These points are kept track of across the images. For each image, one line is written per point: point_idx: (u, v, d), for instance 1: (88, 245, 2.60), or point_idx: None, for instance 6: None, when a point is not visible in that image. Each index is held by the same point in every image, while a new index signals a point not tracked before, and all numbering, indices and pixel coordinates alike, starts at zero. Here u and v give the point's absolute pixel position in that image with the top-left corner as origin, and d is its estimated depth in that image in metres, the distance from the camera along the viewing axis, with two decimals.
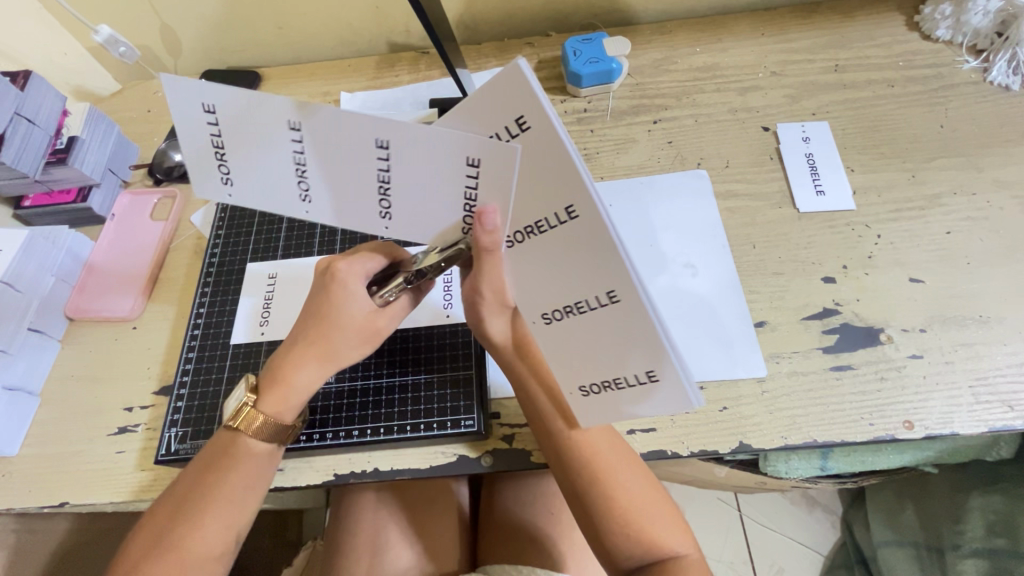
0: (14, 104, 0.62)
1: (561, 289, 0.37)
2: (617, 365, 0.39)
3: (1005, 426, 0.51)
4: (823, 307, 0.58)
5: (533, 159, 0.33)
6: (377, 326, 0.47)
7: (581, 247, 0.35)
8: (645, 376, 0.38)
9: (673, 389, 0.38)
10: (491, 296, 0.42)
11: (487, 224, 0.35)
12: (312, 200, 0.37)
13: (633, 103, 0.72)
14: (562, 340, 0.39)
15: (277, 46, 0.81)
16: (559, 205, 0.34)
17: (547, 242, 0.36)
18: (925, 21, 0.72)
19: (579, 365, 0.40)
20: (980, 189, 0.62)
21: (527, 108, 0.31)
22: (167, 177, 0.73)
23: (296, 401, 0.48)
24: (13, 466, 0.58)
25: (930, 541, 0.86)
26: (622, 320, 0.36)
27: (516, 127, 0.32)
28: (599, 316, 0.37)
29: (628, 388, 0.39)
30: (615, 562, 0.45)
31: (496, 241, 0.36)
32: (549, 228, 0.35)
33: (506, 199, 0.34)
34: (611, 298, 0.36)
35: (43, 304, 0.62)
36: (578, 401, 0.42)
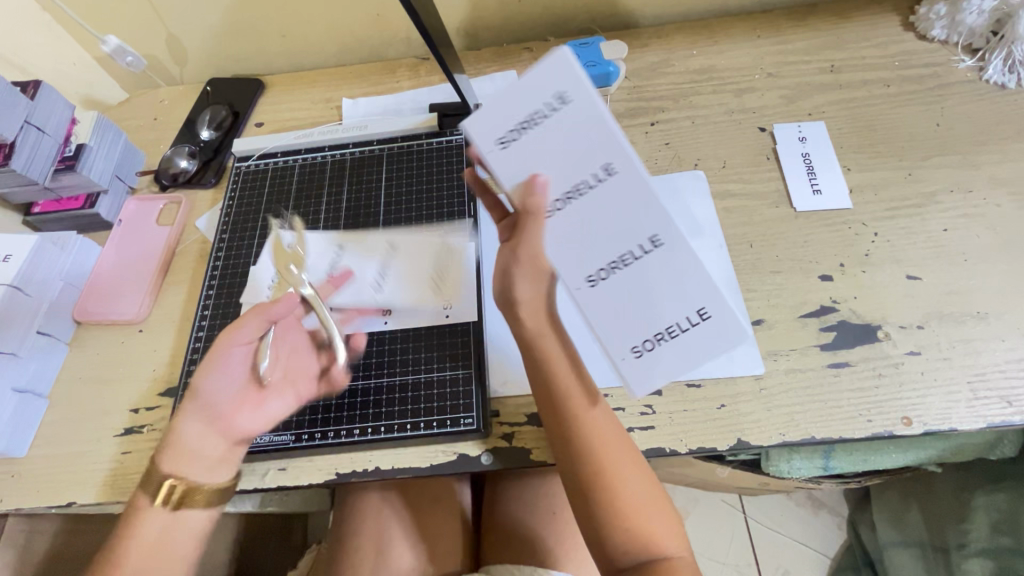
0: (25, 113, 0.63)
1: (610, 247, 0.39)
2: (673, 308, 0.41)
3: (1004, 421, 0.51)
4: (821, 305, 0.58)
5: (570, 127, 0.36)
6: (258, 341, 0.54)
7: (629, 203, 0.38)
8: (697, 316, 0.41)
9: (720, 323, 0.41)
10: (529, 261, 0.42)
11: (537, 189, 0.38)
12: None
13: (630, 106, 0.73)
14: (611, 299, 0.41)
15: (280, 54, 0.83)
16: (597, 166, 0.37)
17: (587, 206, 0.39)
18: (921, 21, 0.72)
19: (627, 324, 0.42)
20: (977, 186, 0.62)
21: (570, 87, 0.35)
22: (173, 183, 0.75)
23: (167, 445, 0.50)
24: (20, 466, 0.59)
25: (936, 541, 0.85)
26: (666, 261, 0.40)
27: (556, 101, 0.36)
28: (646, 265, 0.40)
29: (683, 333, 0.42)
30: (612, 561, 0.45)
31: (541, 209, 0.38)
32: (590, 191, 0.38)
33: (563, 171, 0.38)
34: (655, 245, 0.39)
35: (52, 307, 0.63)
36: (631, 366, 0.43)
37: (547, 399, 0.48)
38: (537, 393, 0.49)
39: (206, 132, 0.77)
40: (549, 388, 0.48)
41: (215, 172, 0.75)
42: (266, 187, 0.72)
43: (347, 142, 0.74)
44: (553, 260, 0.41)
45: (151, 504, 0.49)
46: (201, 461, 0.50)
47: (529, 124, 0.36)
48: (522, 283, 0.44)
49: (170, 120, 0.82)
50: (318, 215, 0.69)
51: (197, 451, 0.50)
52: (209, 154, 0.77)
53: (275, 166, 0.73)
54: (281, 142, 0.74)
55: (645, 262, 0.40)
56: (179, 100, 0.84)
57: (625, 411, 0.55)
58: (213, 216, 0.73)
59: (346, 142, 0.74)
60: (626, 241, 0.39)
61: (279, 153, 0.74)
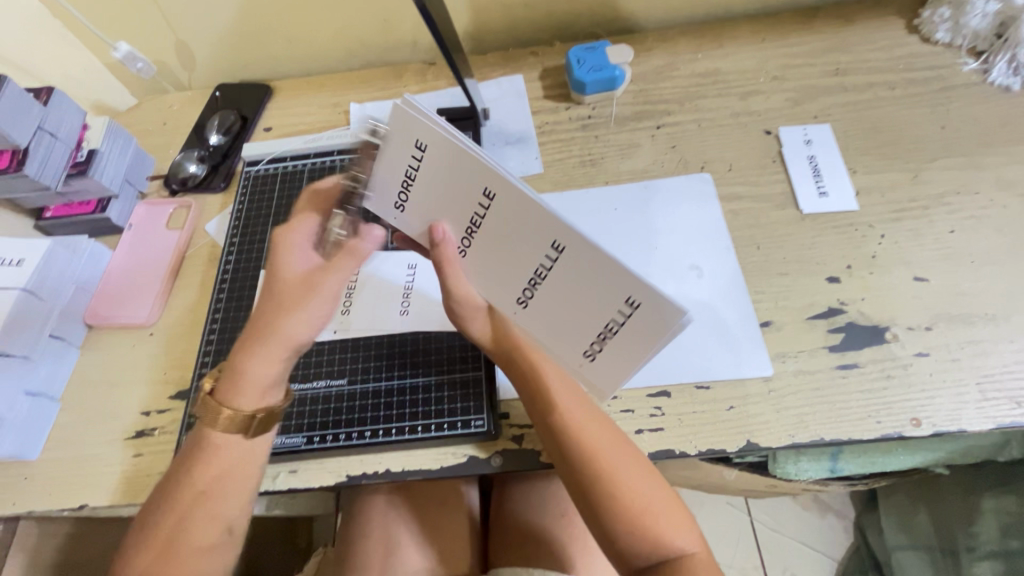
0: (38, 118, 0.64)
1: (529, 264, 0.45)
2: (601, 306, 0.45)
3: (1014, 422, 0.51)
4: (828, 307, 0.59)
5: (445, 167, 0.43)
6: (314, 282, 0.45)
7: (526, 220, 0.43)
8: (627, 306, 0.43)
9: (651, 307, 0.43)
10: (463, 301, 0.48)
11: (439, 236, 0.45)
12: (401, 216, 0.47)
13: (636, 109, 0.73)
14: (546, 309, 0.47)
15: (288, 59, 0.84)
16: (478, 193, 0.43)
17: (490, 229, 0.44)
18: (924, 24, 0.73)
19: (561, 333, 0.47)
20: (983, 188, 0.63)
21: (418, 133, 0.42)
22: (183, 187, 0.75)
23: (246, 391, 0.45)
24: (32, 469, 0.59)
25: (944, 545, 0.85)
26: (579, 261, 0.43)
27: (419, 150, 0.43)
28: (563, 267, 0.44)
29: (621, 324, 0.45)
30: (626, 561, 0.45)
31: (449, 250, 0.45)
32: (483, 218, 0.44)
33: (454, 213, 0.45)
34: (560, 249, 0.43)
35: (64, 311, 0.64)
36: (588, 369, 0.48)
37: (534, 409, 0.49)
38: (528, 404, 0.50)
39: (215, 137, 0.78)
40: (534, 399, 0.49)
41: (224, 176, 0.76)
42: (276, 192, 0.73)
43: (355, 147, 0.74)
44: (480, 291, 0.48)
45: (233, 432, 0.45)
46: (248, 394, 0.45)
47: (408, 180, 0.45)
48: (470, 321, 0.50)
49: (179, 125, 0.82)
50: None
51: (244, 380, 0.45)
52: (218, 159, 0.77)
53: (284, 170, 0.74)
54: (291, 147, 0.75)
55: (562, 265, 0.44)
56: (188, 105, 0.84)
57: (635, 412, 0.56)
58: (223, 220, 0.73)
59: (355, 147, 0.74)
60: (536, 255, 0.44)
61: (288, 158, 0.75)
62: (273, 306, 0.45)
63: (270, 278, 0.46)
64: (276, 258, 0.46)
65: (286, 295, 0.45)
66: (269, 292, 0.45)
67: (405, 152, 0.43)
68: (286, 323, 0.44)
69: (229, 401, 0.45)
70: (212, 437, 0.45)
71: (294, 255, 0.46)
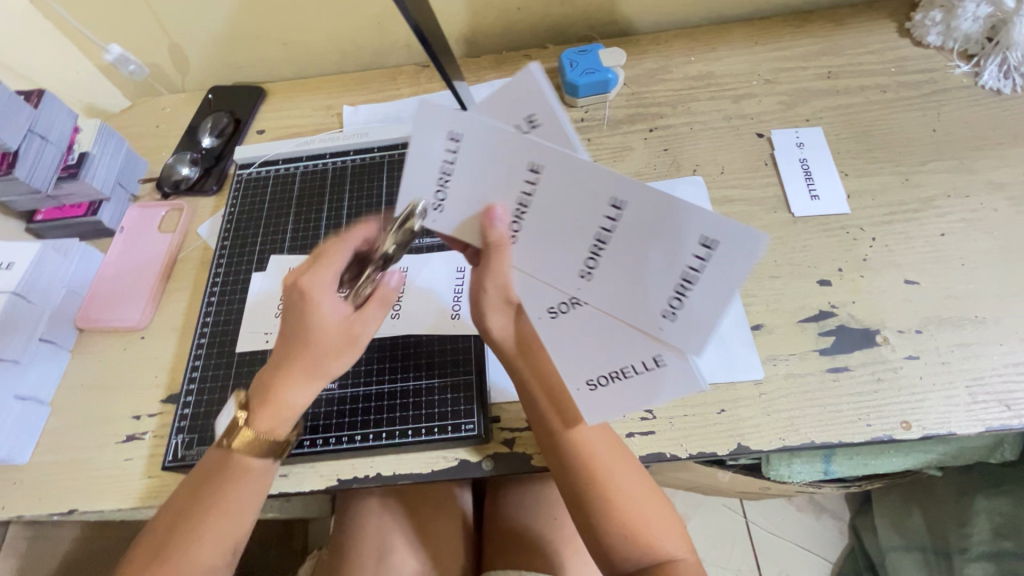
0: (28, 122, 0.64)
1: (579, 245, 0.38)
2: (671, 261, 0.37)
3: (1003, 425, 0.51)
4: (819, 310, 0.59)
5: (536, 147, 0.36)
6: (353, 333, 0.47)
7: (580, 190, 0.36)
8: (653, 360, 0.40)
9: (732, 254, 0.35)
10: (494, 292, 0.43)
11: (496, 219, 0.38)
12: (441, 209, 0.39)
13: (629, 112, 0.73)
14: (612, 290, 0.39)
15: (281, 62, 0.83)
16: (526, 168, 0.36)
17: (542, 213, 0.37)
18: (916, 28, 0.73)
19: (595, 351, 0.41)
20: (973, 191, 0.63)
21: (534, 107, 0.35)
22: (175, 190, 0.75)
23: (288, 419, 0.48)
24: (22, 473, 0.59)
25: (937, 545, 0.85)
26: (646, 224, 0.36)
27: (526, 124, 0.36)
28: (624, 234, 0.37)
29: (699, 278, 0.36)
30: (614, 566, 0.46)
31: (505, 236, 0.39)
32: (532, 201, 0.37)
33: (512, 195, 0.37)
34: (622, 208, 0.36)
35: (54, 314, 0.64)
36: (588, 397, 0.42)
37: (533, 412, 0.48)
38: (526, 408, 0.49)
39: (208, 140, 0.78)
40: (534, 403, 0.48)
41: (216, 179, 0.76)
42: (268, 195, 0.72)
43: (348, 149, 0.74)
44: (518, 289, 0.42)
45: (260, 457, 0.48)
46: (284, 422, 0.48)
47: (444, 176, 0.37)
48: (493, 316, 0.45)
49: (172, 127, 0.82)
50: (319, 222, 0.70)
51: (283, 414, 0.48)
52: (211, 162, 0.77)
53: (277, 173, 0.74)
54: (283, 150, 0.75)
55: (623, 232, 0.37)
56: (181, 107, 0.84)
57: (626, 416, 0.56)
58: (215, 223, 0.73)
59: (347, 149, 0.74)
60: (593, 223, 0.37)
61: (281, 160, 0.75)
62: (312, 352, 0.46)
63: (304, 326, 0.46)
64: (311, 307, 0.45)
65: (326, 339, 0.46)
66: (307, 340, 0.46)
67: (437, 147, 0.36)
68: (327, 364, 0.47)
69: (265, 429, 0.48)
70: (243, 460, 0.48)
71: (328, 303, 0.46)
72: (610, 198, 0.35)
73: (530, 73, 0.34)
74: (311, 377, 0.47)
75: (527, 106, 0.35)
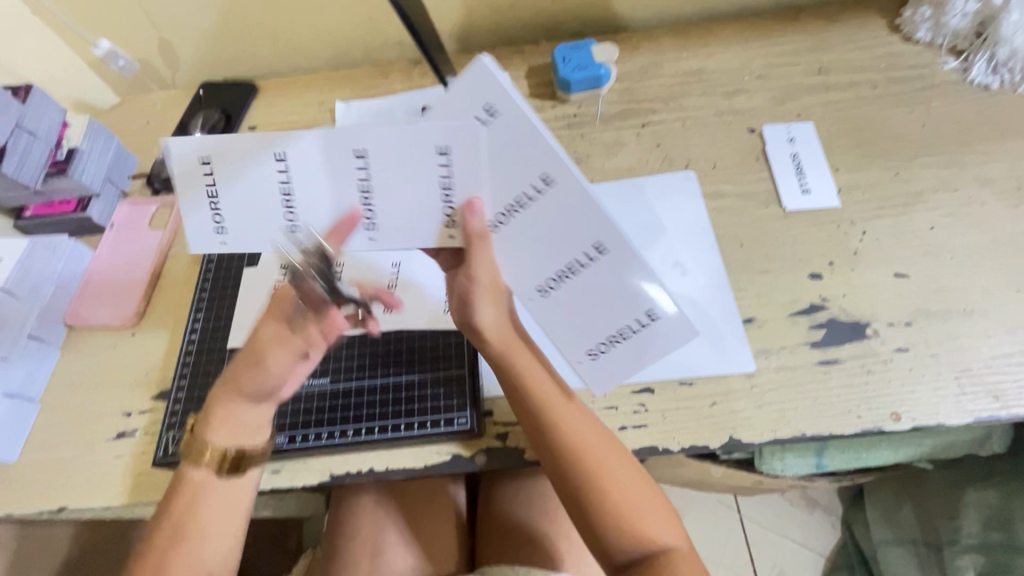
0: (16, 116, 0.63)
1: (433, 203, 0.41)
2: (511, 186, 0.40)
3: (991, 416, 0.52)
4: (810, 304, 0.59)
5: (502, 137, 0.39)
6: (262, 355, 0.47)
7: (508, 155, 0.39)
8: (595, 251, 0.42)
9: (563, 186, 0.40)
10: (485, 285, 0.44)
11: (473, 211, 0.41)
12: (298, 228, 0.43)
13: (621, 108, 0.73)
14: (611, 275, 0.43)
15: (272, 58, 0.83)
16: (433, 151, 0.39)
17: (541, 211, 0.41)
18: (906, 24, 0.73)
19: (580, 329, 0.47)
20: (962, 185, 0.63)
21: (491, 94, 0.38)
22: (166, 187, 0.75)
23: (212, 423, 0.49)
24: (10, 471, 0.58)
25: (928, 538, 0.86)
26: (474, 162, 0.39)
27: (485, 113, 0.38)
28: (465, 176, 0.39)
29: (531, 204, 0.41)
30: (609, 555, 0.45)
31: (484, 227, 0.41)
32: (533, 201, 0.41)
33: (485, 181, 0.40)
34: (550, 181, 0.40)
35: (44, 312, 0.63)
36: (588, 367, 0.48)
37: (518, 407, 0.49)
38: (511, 402, 0.49)
39: None
40: (523, 401, 0.48)
41: None
42: None
43: None
44: (508, 274, 0.44)
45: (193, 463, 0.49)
46: (214, 430, 0.49)
47: (287, 193, 0.41)
48: (482, 305, 0.46)
49: (162, 123, 0.82)
50: None
51: (216, 422, 0.49)
52: None
53: None
54: None
55: (460, 177, 0.39)
56: (172, 104, 0.84)
57: (618, 409, 0.56)
58: None
59: None
60: (518, 185, 0.40)
61: None
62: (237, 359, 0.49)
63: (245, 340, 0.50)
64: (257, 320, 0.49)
65: (245, 353, 0.48)
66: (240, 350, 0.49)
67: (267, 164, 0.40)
68: (241, 371, 0.48)
69: (197, 432, 0.50)
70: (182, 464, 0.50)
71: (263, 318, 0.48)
72: (433, 148, 0.39)
73: (481, 62, 0.37)
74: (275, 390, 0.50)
75: (483, 96, 0.38)
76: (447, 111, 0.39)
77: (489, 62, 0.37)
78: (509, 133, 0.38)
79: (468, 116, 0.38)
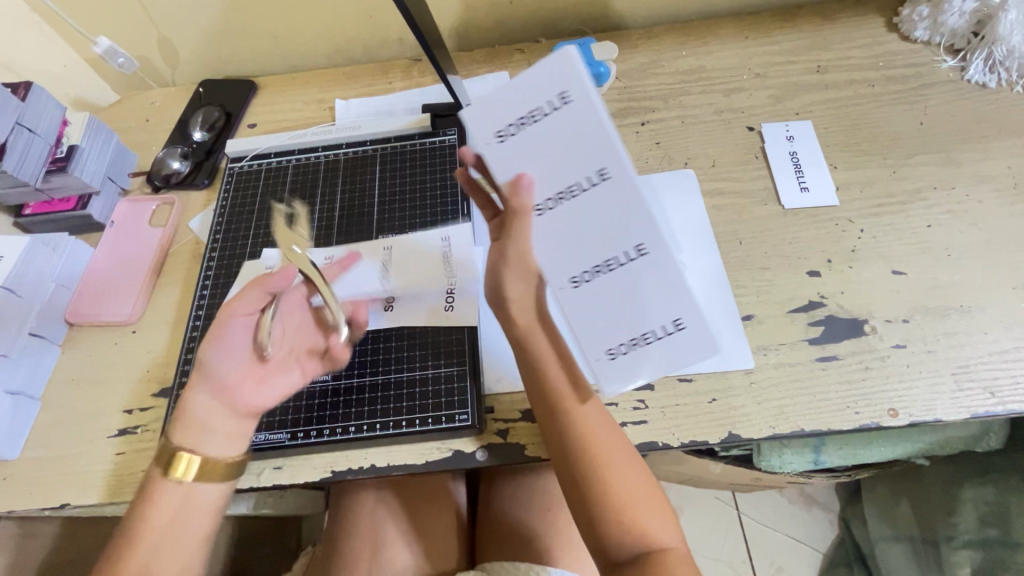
0: (16, 114, 0.63)
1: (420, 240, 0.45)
2: (569, 171, 0.40)
3: (988, 412, 0.52)
4: (809, 301, 0.59)
5: (568, 126, 0.40)
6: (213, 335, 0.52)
7: (571, 144, 0.40)
8: (634, 252, 0.41)
9: (619, 185, 0.40)
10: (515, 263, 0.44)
11: (523, 186, 0.40)
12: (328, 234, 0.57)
13: (621, 106, 0.74)
14: (645, 279, 0.42)
15: (272, 56, 0.83)
16: (490, 130, 0.40)
17: (587, 203, 0.41)
18: (904, 23, 0.74)
19: (607, 324, 0.43)
20: (960, 183, 0.64)
21: (569, 84, 0.39)
22: (166, 185, 0.75)
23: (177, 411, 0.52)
24: (11, 468, 0.59)
25: (925, 535, 0.87)
26: (528, 148, 0.40)
27: (559, 100, 0.39)
28: (517, 151, 0.40)
29: (582, 196, 0.41)
30: (608, 553, 0.45)
31: (527, 206, 0.41)
32: (583, 193, 0.41)
33: (537, 158, 0.40)
34: (605, 176, 0.40)
35: (44, 310, 0.63)
36: (607, 367, 0.44)
37: (533, 389, 0.50)
38: (528, 387, 0.50)
39: (199, 133, 0.77)
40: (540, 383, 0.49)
41: (207, 173, 0.75)
42: (260, 190, 0.72)
43: (340, 142, 0.74)
44: (544, 261, 0.43)
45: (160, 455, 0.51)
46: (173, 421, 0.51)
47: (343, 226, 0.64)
48: (511, 281, 0.45)
49: (161, 121, 0.82)
50: (311, 215, 0.69)
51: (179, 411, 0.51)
52: (202, 155, 0.77)
53: (269, 167, 0.74)
54: (274, 143, 0.74)
55: (514, 151, 0.40)
56: (171, 101, 0.84)
57: (618, 406, 0.56)
58: (207, 217, 0.73)
59: (339, 143, 0.74)
60: (577, 172, 0.40)
61: (273, 154, 0.74)
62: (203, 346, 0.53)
63: None
64: None
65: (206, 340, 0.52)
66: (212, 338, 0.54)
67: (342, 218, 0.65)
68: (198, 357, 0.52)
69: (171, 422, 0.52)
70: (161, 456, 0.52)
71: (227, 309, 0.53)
72: (490, 125, 0.40)
73: (565, 53, 0.39)
74: (230, 393, 0.51)
75: (560, 84, 0.39)
76: (523, 90, 0.40)
77: (575, 56, 0.39)
78: (573, 123, 0.39)
79: (540, 98, 0.39)
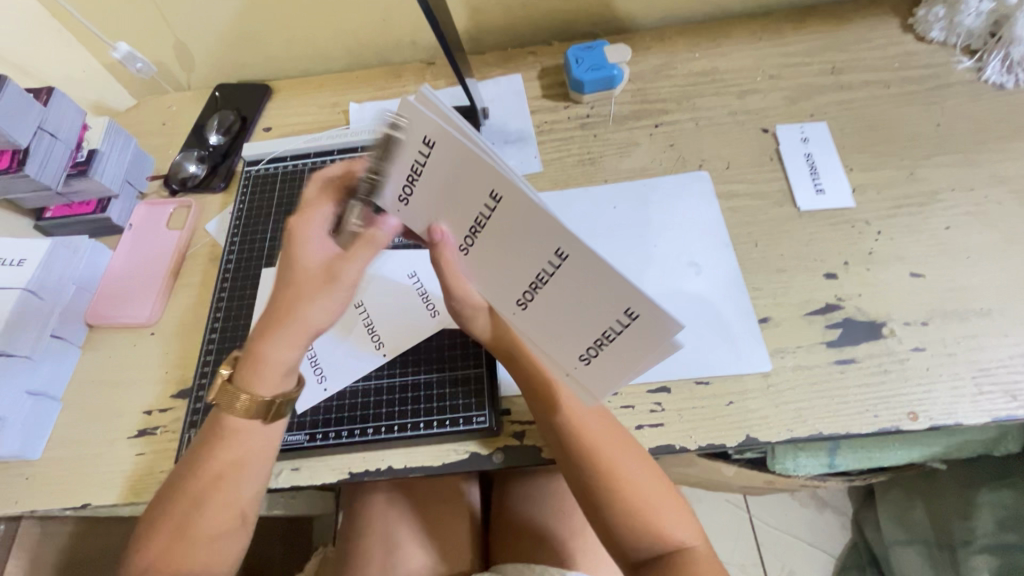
0: (38, 119, 0.64)
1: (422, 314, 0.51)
2: (465, 208, 0.39)
3: (1009, 415, 0.52)
4: (826, 303, 0.59)
5: (446, 170, 0.37)
6: (335, 272, 0.44)
7: (461, 175, 0.37)
8: (557, 257, 0.37)
9: (513, 200, 0.36)
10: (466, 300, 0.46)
11: (438, 237, 0.40)
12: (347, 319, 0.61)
13: (634, 108, 0.74)
14: (582, 278, 0.38)
15: (286, 60, 0.84)
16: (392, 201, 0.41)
17: (498, 223, 0.38)
18: (919, 23, 0.73)
19: (568, 331, 0.41)
20: (978, 184, 0.63)
21: (427, 129, 0.36)
22: (183, 188, 0.76)
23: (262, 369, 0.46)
24: (33, 468, 0.59)
25: (942, 539, 0.86)
26: (427, 200, 0.39)
27: (426, 146, 0.37)
28: (422, 205, 0.40)
29: (489, 222, 0.38)
30: (625, 553, 0.46)
31: (449, 243, 0.41)
32: (489, 218, 0.38)
33: (439, 208, 0.40)
34: (498, 198, 0.37)
35: (65, 312, 0.64)
36: (589, 372, 0.42)
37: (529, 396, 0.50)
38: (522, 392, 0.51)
39: (214, 137, 0.78)
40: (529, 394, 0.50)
41: (224, 177, 0.76)
42: (277, 195, 0.72)
43: (356, 145, 0.74)
44: (486, 290, 0.43)
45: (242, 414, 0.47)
46: (263, 381, 0.46)
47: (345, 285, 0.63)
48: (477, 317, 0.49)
49: (178, 125, 0.82)
50: None
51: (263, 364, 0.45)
52: (217, 159, 0.78)
53: (285, 170, 0.74)
54: (290, 147, 0.75)
55: (417, 204, 0.40)
56: (187, 105, 0.85)
57: (635, 408, 0.56)
58: (224, 220, 0.73)
59: (355, 146, 0.74)
60: (473, 205, 0.38)
61: (288, 158, 0.75)
62: (294, 293, 0.44)
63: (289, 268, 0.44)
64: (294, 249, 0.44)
65: (309, 279, 0.44)
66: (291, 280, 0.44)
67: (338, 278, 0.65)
68: (303, 308, 0.44)
69: (247, 385, 0.46)
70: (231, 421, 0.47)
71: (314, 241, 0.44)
72: (391, 194, 0.41)
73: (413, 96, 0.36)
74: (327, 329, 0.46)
75: (418, 131, 0.37)
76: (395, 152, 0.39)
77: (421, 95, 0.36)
78: (446, 163, 0.37)
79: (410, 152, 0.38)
